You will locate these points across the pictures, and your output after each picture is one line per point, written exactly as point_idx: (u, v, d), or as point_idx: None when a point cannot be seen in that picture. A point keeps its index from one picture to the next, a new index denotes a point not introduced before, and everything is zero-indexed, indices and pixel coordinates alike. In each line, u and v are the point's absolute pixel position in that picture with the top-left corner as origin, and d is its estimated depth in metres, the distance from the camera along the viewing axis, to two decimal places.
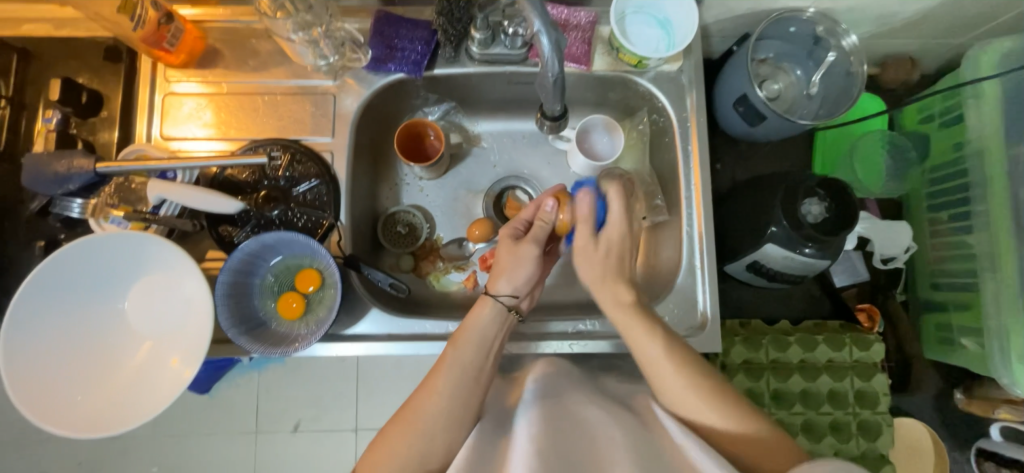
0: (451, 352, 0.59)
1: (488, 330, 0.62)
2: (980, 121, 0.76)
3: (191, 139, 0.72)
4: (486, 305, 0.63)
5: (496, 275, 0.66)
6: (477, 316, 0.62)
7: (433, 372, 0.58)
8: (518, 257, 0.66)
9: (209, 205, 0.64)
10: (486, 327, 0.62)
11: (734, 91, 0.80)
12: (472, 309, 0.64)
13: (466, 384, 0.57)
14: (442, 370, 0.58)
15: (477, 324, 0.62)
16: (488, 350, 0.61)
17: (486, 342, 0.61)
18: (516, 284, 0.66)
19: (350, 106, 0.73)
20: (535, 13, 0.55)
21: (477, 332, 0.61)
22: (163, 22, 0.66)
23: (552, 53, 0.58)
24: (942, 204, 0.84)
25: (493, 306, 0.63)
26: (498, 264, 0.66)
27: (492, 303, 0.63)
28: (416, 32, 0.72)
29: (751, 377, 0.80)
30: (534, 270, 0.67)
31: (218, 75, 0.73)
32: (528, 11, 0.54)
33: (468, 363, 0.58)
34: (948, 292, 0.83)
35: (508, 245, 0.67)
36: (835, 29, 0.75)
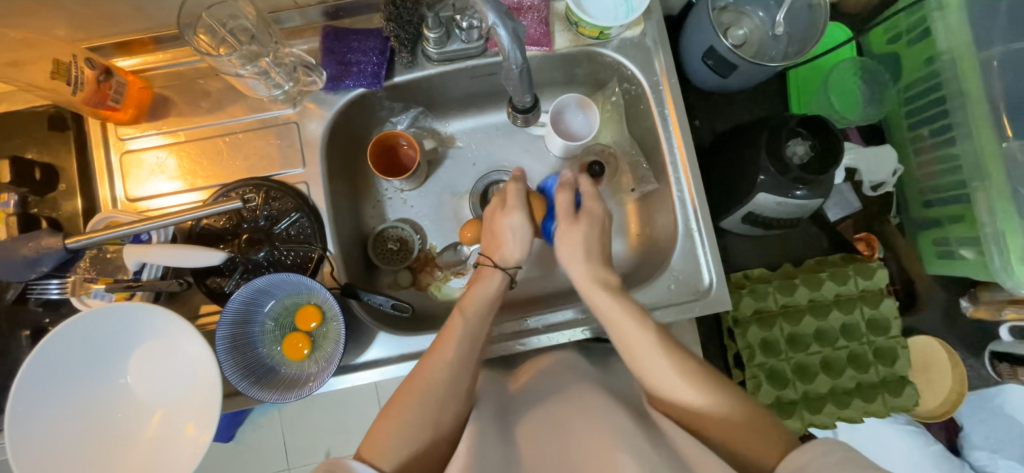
0: (458, 321, 0.59)
1: (491, 296, 0.64)
2: (947, 32, 0.76)
3: (160, 195, 0.69)
4: (493, 274, 0.66)
5: (498, 245, 0.68)
6: (482, 285, 0.64)
7: (440, 336, 0.59)
8: (514, 224, 0.68)
9: (191, 260, 0.61)
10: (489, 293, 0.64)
11: (700, 45, 0.78)
12: (477, 279, 0.66)
13: (469, 366, 0.57)
14: (450, 341, 0.58)
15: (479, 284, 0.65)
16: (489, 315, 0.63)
17: (487, 308, 0.63)
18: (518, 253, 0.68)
19: (316, 131, 0.71)
20: (487, 6, 0.54)
21: (480, 300, 0.63)
22: (103, 79, 0.63)
23: (512, 42, 0.57)
24: (921, 121, 0.84)
25: (498, 278, 0.66)
26: (495, 232, 0.68)
27: (498, 274, 0.66)
28: (368, 43, 0.69)
29: (763, 326, 0.81)
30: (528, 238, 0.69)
31: (173, 123, 0.70)
32: (479, 4, 0.54)
33: (472, 329, 0.60)
34: (942, 207, 0.83)
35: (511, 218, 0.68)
36: None
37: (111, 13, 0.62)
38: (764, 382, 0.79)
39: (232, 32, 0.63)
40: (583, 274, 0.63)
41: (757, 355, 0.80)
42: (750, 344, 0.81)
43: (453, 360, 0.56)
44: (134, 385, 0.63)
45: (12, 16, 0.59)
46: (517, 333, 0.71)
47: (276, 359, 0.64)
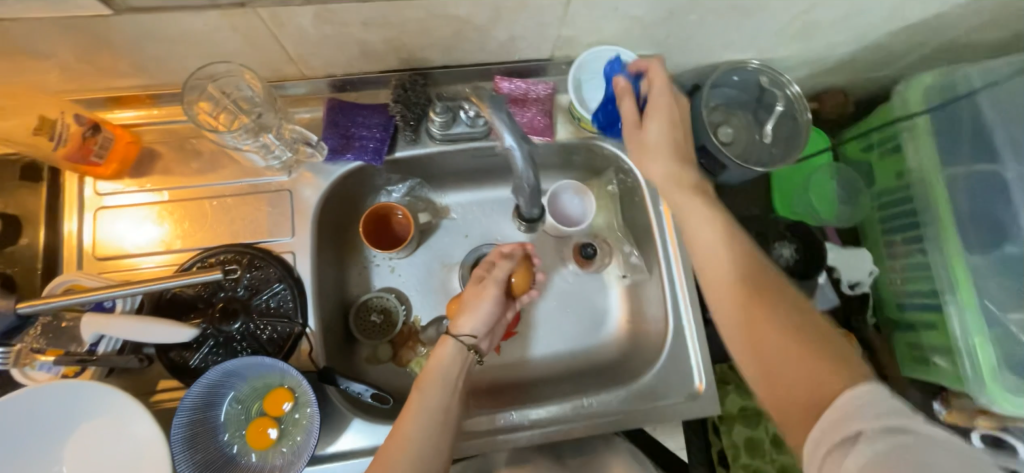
0: (417, 397, 0.57)
1: (451, 367, 0.61)
2: (916, 151, 0.82)
3: (130, 255, 0.65)
4: (448, 343, 0.62)
5: (461, 313, 0.66)
6: (440, 356, 0.61)
7: (400, 418, 0.56)
8: (484, 294, 0.66)
9: (160, 335, 0.57)
10: (449, 367, 0.61)
11: (692, 142, 0.82)
12: (433, 350, 0.63)
13: (434, 443, 0.54)
14: (412, 414, 0.55)
15: (434, 364, 0.61)
16: (454, 385, 0.60)
17: (450, 381, 0.59)
18: (477, 324, 0.65)
19: (310, 197, 0.69)
20: (503, 124, 0.56)
21: (440, 371, 0.60)
22: (90, 134, 0.61)
23: (526, 160, 0.59)
24: (895, 228, 0.89)
25: (454, 346, 0.62)
26: (463, 301, 0.67)
27: (453, 342, 0.63)
28: (373, 119, 0.69)
29: (749, 424, 0.81)
30: (496, 306, 0.66)
31: (159, 181, 0.68)
32: (496, 121, 0.57)
33: (435, 402, 0.57)
34: (917, 311, 0.86)
35: (473, 287, 0.68)
36: (778, 79, 0.80)
37: (112, 70, 0.61)
38: None
39: (235, 102, 0.63)
40: None
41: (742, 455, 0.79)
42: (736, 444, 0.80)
43: (411, 437, 0.53)
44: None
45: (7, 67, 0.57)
46: (500, 428, 0.67)
47: (238, 448, 0.59)
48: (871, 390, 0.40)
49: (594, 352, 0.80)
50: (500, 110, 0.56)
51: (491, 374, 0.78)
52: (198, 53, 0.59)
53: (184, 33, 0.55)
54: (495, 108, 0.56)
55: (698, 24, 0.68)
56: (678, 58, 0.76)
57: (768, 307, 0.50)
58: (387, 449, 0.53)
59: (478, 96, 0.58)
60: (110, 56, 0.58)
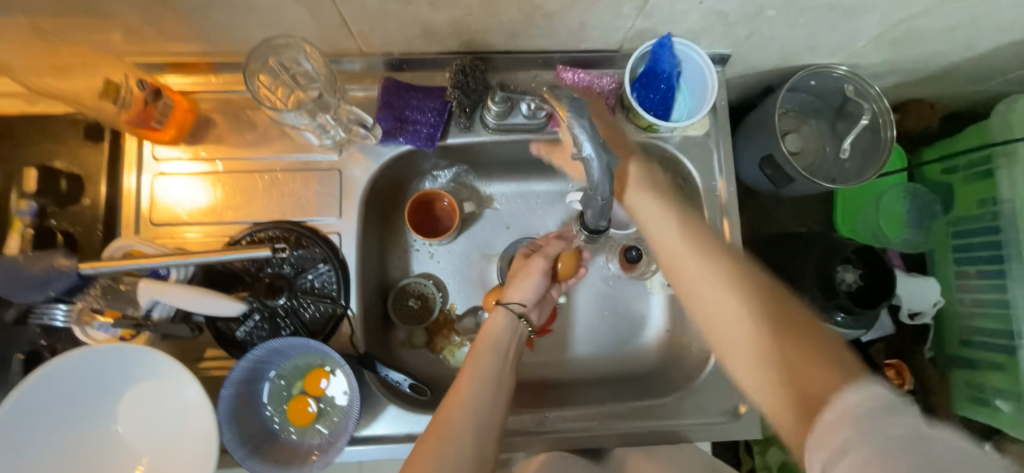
0: (471, 362, 0.55)
1: (504, 337, 0.60)
2: (1011, 181, 0.74)
3: (182, 224, 0.66)
4: (499, 313, 0.61)
5: (507, 285, 0.65)
6: (492, 325, 0.60)
7: (455, 383, 0.54)
8: (532, 267, 0.65)
9: (209, 307, 0.58)
10: (501, 334, 0.60)
11: (759, 149, 0.77)
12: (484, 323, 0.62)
13: (492, 407, 0.52)
14: (469, 380, 0.53)
15: (488, 333, 0.59)
16: (507, 354, 0.58)
17: (502, 349, 0.58)
18: (527, 294, 0.64)
19: (359, 178, 0.68)
20: (585, 136, 0.47)
21: (492, 340, 0.59)
22: (152, 100, 0.60)
23: (603, 177, 0.49)
24: (970, 259, 0.82)
25: (506, 315, 0.61)
26: (513, 272, 0.66)
27: (503, 310, 0.62)
28: (428, 102, 0.67)
29: (784, 448, 0.78)
30: (542, 280, 0.65)
31: (213, 151, 0.68)
32: (576, 133, 0.47)
33: (489, 369, 0.55)
34: (984, 351, 0.80)
35: (520, 262, 0.67)
36: (866, 90, 0.72)
37: (171, 35, 0.60)
38: None
39: (295, 77, 0.62)
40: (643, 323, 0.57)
41: None
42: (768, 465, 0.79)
43: (468, 399, 0.51)
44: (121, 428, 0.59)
45: (75, 27, 0.56)
46: (535, 427, 0.67)
47: (280, 423, 0.60)
48: (866, 388, 0.38)
49: (630, 359, 0.78)
50: (581, 117, 0.46)
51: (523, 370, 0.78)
52: (260, 23, 0.57)
53: (249, 3, 0.53)
54: (576, 116, 0.47)
55: (787, 23, 0.62)
56: (755, 57, 0.71)
57: (738, 287, 0.47)
58: (440, 417, 0.50)
59: (554, 99, 0.48)
60: (174, 22, 0.57)
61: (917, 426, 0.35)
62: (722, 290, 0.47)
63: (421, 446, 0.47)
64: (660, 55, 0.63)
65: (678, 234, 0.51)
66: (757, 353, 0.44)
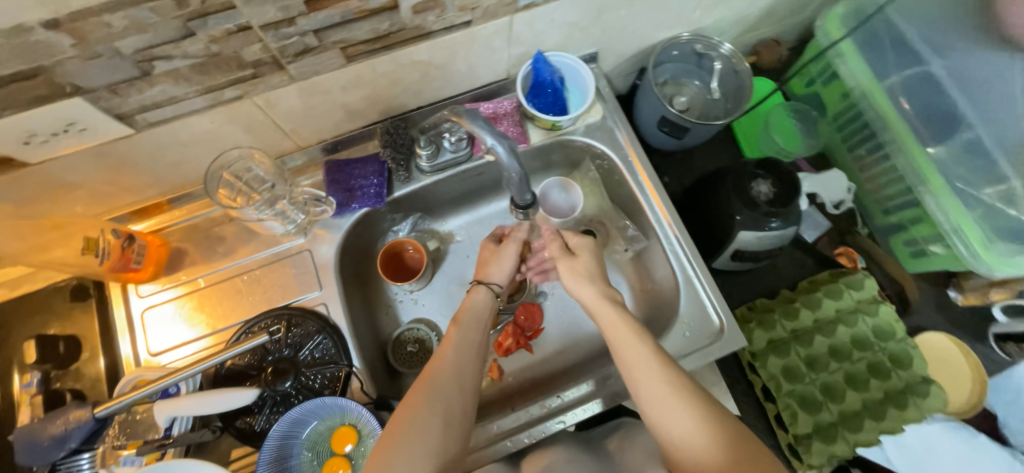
0: (456, 332, 0.64)
1: (484, 311, 0.69)
2: (850, 73, 0.90)
3: (180, 345, 0.71)
4: (480, 290, 0.70)
5: (487, 266, 0.74)
6: (473, 300, 0.69)
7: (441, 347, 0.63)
8: (506, 252, 0.75)
9: (224, 405, 0.62)
10: (480, 308, 0.68)
11: (653, 116, 0.91)
12: (467, 295, 0.70)
13: (468, 367, 0.61)
14: (448, 346, 0.62)
15: (469, 306, 0.68)
16: (485, 323, 0.67)
17: (482, 319, 0.67)
18: (503, 276, 0.74)
19: (328, 252, 0.76)
20: (484, 130, 0.59)
21: (474, 314, 0.67)
22: (127, 245, 0.68)
23: (510, 156, 0.60)
24: (857, 144, 0.96)
25: (485, 292, 0.71)
26: (485, 257, 0.76)
27: (483, 289, 0.71)
28: (368, 168, 0.76)
29: (780, 354, 0.85)
30: (514, 266, 0.75)
31: (191, 272, 0.74)
32: (477, 129, 0.59)
33: (469, 336, 0.64)
34: (902, 212, 0.92)
35: (492, 247, 0.77)
36: (710, 43, 0.88)
37: (130, 185, 0.68)
38: (797, 410, 0.82)
39: (248, 182, 0.70)
40: (594, 295, 0.67)
41: (783, 384, 0.84)
42: (774, 375, 0.84)
43: (445, 361, 0.60)
44: None
45: (45, 204, 0.64)
46: (551, 411, 0.70)
47: None
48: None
49: None
50: (476, 120, 0.59)
51: (527, 373, 0.83)
52: (207, 149, 0.67)
53: (194, 135, 0.63)
54: (471, 119, 0.59)
55: (628, 15, 0.76)
56: (618, 48, 0.85)
57: (671, 370, 0.56)
58: (425, 374, 0.59)
59: (456, 115, 0.60)
60: (132, 172, 0.65)
61: None
62: (640, 341, 0.59)
63: (411, 401, 0.55)
64: (539, 69, 0.75)
65: (609, 305, 0.64)
66: (679, 396, 0.54)
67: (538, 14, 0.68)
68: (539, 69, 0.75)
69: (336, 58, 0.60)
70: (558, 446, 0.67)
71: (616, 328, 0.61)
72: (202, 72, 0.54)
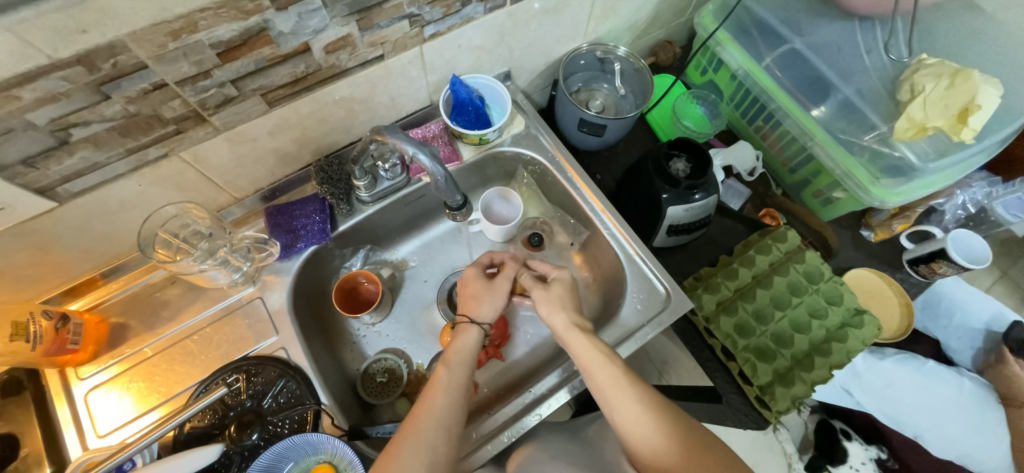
0: (445, 372, 0.64)
1: (472, 351, 0.69)
2: (732, 57, 1.03)
3: (132, 420, 0.67)
4: (470, 331, 0.70)
5: (474, 303, 0.73)
6: (462, 341, 0.69)
7: (430, 391, 0.62)
8: (498, 286, 0.75)
9: (183, 471, 0.59)
10: (468, 350, 0.68)
11: (573, 120, 0.99)
12: (456, 334, 0.70)
13: (457, 404, 0.62)
14: (444, 384, 0.63)
15: (460, 347, 0.68)
16: (472, 366, 0.67)
17: (471, 362, 0.67)
18: (491, 313, 0.73)
19: (279, 297, 0.76)
20: (405, 142, 0.65)
21: (464, 354, 0.68)
22: (61, 325, 0.66)
23: (433, 163, 0.67)
24: (754, 117, 1.08)
25: (476, 332, 0.70)
26: (474, 291, 0.74)
27: (474, 329, 0.70)
28: (308, 207, 0.78)
29: (730, 314, 0.91)
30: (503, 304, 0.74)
31: (137, 342, 0.72)
32: (398, 142, 0.65)
33: (458, 379, 0.64)
34: (804, 167, 1.03)
35: (484, 281, 0.75)
36: (608, 49, 0.98)
37: (60, 263, 0.66)
38: (756, 362, 0.87)
39: (186, 239, 0.71)
40: (562, 320, 0.70)
41: (738, 340, 0.89)
42: (728, 333, 0.90)
43: (436, 405, 0.60)
44: None
45: None
46: (525, 407, 0.72)
47: None
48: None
49: None
50: (397, 134, 0.65)
51: (500, 382, 0.85)
52: (139, 213, 0.67)
53: (123, 200, 0.63)
54: (393, 135, 0.65)
55: (528, 33, 0.85)
56: (528, 64, 0.94)
57: (644, 399, 0.59)
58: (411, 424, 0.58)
59: (377, 132, 0.66)
60: (60, 249, 0.64)
61: None
62: (611, 364, 0.63)
63: (398, 446, 0.56)
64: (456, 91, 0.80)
65: (580, 331, 0.68)
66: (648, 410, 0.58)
67: (445, 42, 0.74)
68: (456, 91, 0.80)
69: (258, 105, 0.63)
70: (538, 447, 0.69)
71: (589, 351, 0.65)
72: (124, 133, 0.55)
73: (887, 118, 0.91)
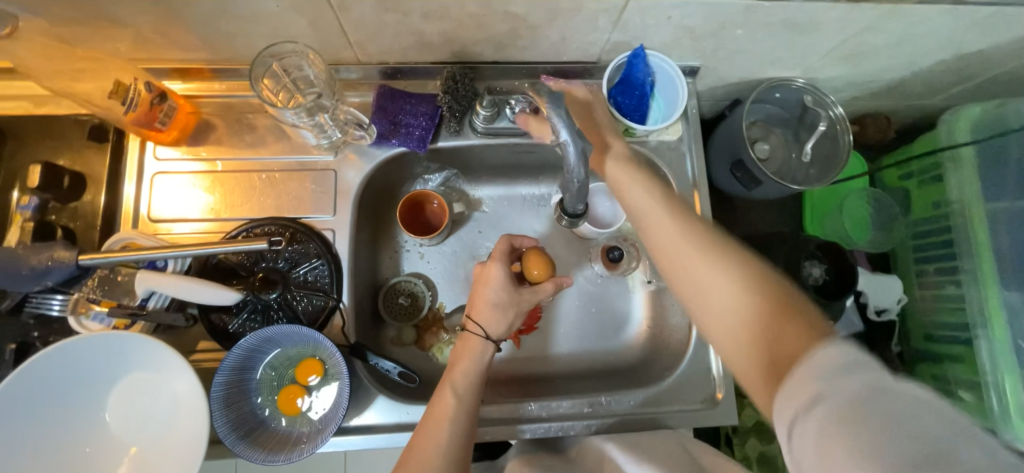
0: (446, 401, 0.56)
1: (478, 364, 0.60)
2: (958, 182, 0.81)
3: (181, 220, 0.69)
4: (475, 342, 0.61)
5: (485, 310, 0.62)
6: (469, 352, 0.60)
7: (428, 422, 0.55)
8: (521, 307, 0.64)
9: (207, 297, 0.60)
10: (475, 365, 0.59)
11: (728, 155, 0.83)
12: (460, 344, 0.61)
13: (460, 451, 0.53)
14: (441, 421, 0.54)
15: (465, 354, 0.60)
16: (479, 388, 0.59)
17: (477, 377, 0.59)
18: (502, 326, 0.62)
19: (352, 179, 0.72)
20: (563, 124, 0.54)
21: (468, 368, 0.59)
22: (157, 102, 0.64)
23: (579, 161, 0.56)
24: (929, 258, 0.88)
25: (483, 346, 0.61)
26: (483, 298, 0.63)
27: (485, 343, 0.61)
28: (421, 107, 0.71)
29: (762, 439, 0.83)
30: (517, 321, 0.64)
31: (212, 152, 0.71)
32: (554, 119, 0.54)
33: (463, 407, 0.56)
34: (945, 343, 0.86)
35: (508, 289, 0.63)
36: (823, 99, 0.79)
37: (179, 42, 0.63)
38: None
39: (295, 81, 0.66)
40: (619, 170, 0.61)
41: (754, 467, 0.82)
42: (747, 455, 0.83)
43: (438, 443, 0.53)
44: (111, 419, 0.60)
45: (87, 33, 0.60)
46: (524, 417, 0.69)
47: (269, 412, 0.61)
48: (836, 345, 0.36)
49: (615, 355, 0.80)
50: (559, 111, 0.54)
51: (504, 367, 0.80)
52: (265, 33, 0.62)
53: (256, 13, 0.58)
54: (553, 109, 0.54)
55: (749, 39, 0.68)
56: (722, 70, 0.77)
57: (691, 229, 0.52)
58: (421, 445, 0.52)
59: (536, 93, 0.56)
60: (181, 30, 0.61)
61: (881, 380, 0.33)
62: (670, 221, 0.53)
63: None
64: (632, 65, 0.69)
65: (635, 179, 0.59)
66: (692, 241, 0.50)
67: (656, 6, 0.60)
68: (632, 64, 0.69)
69: None
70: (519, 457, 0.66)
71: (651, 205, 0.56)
72: None
73: None
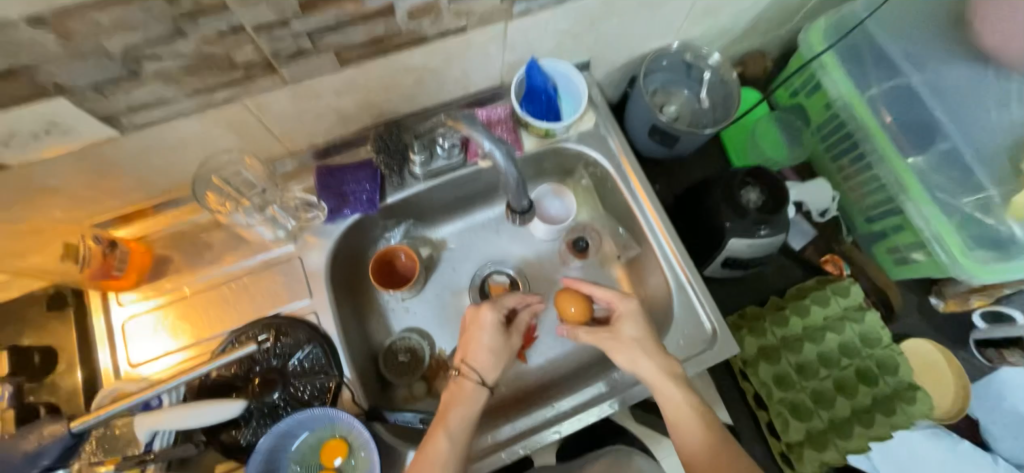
0: (437, 454, 0.59)
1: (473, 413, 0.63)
2: (833, 83, 0.93)
3: (163, 356, 0.68)
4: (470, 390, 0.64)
5: (481, 357, 0.67)
6: (463, 402, 0.64)
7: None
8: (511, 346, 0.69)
9: (211, 418, 0.60)
10: (469, 416, 0.63)
11: (643, 124, 0.93)
12: (453, 395, 0.65)
13: None
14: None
15: (458, 402, 0.64)
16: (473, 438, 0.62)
17: (470, 430, 0.62)
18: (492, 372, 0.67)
19: (317, 261, 0.74)
20: (482, 135, 0.61)
21: (462, 420, 0.62)
22: (108, 252, 0.67)
23: (507, 162, 0.63)
24: (841, 153, 0.99)
25: (478, 395, 0.65)
26: (475, 346, 0.67)
27: (478, 390, 0.65)
28: (360, 173, 0.76)
29: (771, 361, 0.86)
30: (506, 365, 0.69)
31: (175, 282, 0.72)
32: (474, 132, 0.61)
33: (456, 456, 0.59)
34: (882, 220, 0.95)
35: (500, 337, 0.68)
36: (699, 53, 0.91)
37: (115, 189, 0.66)
38: (789, 418, 0.82)
39: (237, 187, 0.69)
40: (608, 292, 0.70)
41: (774, 391, 0.84)
42: (765, 382, 0.85)
43: None
44: None
45: None
46: (549, 420, 0.70)
47: None
48: None
49: None
50: (473, 124, 0.61)
51: (517, 383, 0.82)
52: (195, 154, 0.65)
53: (182, 139, 0.62)
54: (469, 124, 0.61)
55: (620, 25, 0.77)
56: (610, 57, 0.86)
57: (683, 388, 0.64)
58: None
59: (452, 118, 0.62)
60: (114, 177, 0.63)
61: None
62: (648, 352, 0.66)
63: None
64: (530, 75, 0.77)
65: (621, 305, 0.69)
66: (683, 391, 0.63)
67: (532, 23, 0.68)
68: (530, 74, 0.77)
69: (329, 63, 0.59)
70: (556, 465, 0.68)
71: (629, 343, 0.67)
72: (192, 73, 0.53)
73: (999, 179, 0.82)
